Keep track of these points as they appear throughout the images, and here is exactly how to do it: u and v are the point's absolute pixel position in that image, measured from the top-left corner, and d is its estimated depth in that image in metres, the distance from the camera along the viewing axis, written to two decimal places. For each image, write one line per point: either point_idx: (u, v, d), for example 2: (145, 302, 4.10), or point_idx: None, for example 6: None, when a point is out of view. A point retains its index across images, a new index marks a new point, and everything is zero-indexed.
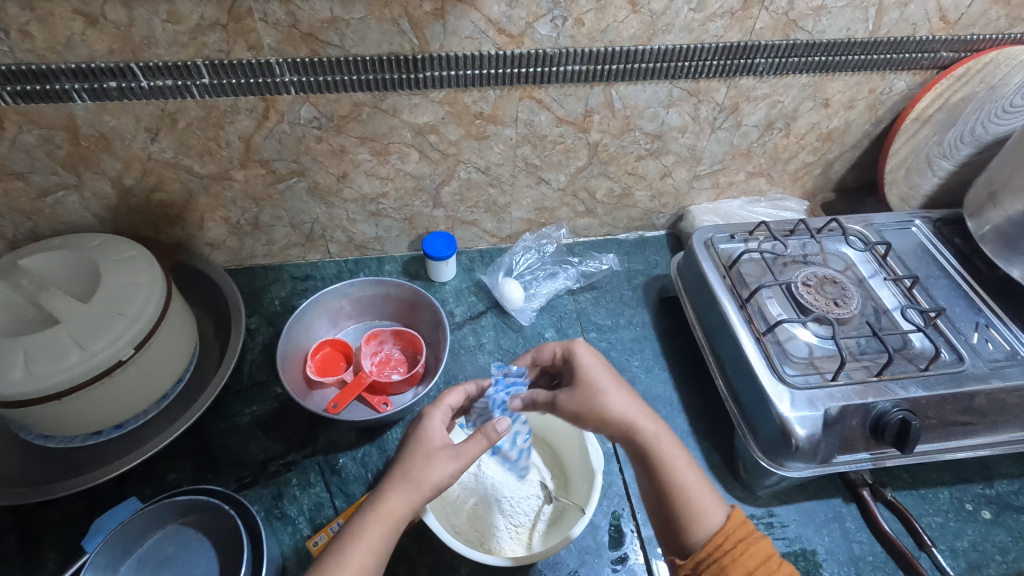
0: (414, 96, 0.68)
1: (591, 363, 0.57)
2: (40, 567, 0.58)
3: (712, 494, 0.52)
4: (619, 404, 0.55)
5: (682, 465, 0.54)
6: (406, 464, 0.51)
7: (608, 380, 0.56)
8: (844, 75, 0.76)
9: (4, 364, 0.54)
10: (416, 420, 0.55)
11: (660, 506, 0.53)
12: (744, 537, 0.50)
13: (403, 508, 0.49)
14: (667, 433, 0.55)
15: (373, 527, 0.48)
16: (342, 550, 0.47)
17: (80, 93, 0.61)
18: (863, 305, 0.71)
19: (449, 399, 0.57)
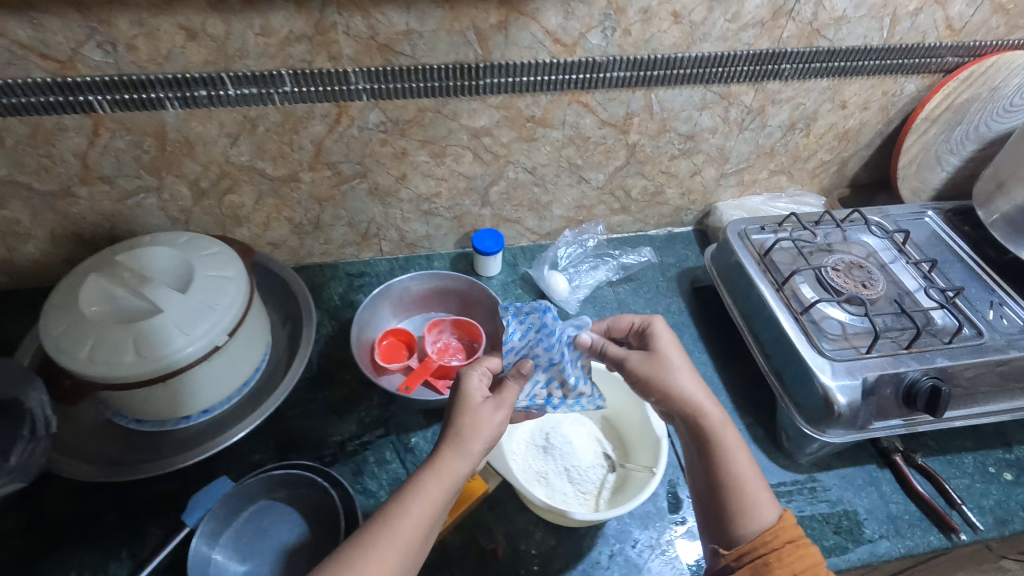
0: (473, 102, 0.74)
1: (667, 338, 0.63)
2: (143, 541, 0.63)
3: (767, 494, 0.56)
4: (688, 383, 0.59)
5: (744, 460, 0.58)
6: (459, 424, 0.55)
7: (679, 358, 0.61)
8: (860, 79, 0.83)
9: (117, 348, 0.59)
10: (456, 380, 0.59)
11: (713, 495, 0.57)
12: (794, 541, 0.53)
13: (460, 466, 0.54)
14: (731, 424, 0.59)
15: (436, 484, 0.52)
16: (405, 500, 0.51)
17: (172, 101, 0.66)
18: (888, 287, 0.77)
19: (489, 364, 0.62)
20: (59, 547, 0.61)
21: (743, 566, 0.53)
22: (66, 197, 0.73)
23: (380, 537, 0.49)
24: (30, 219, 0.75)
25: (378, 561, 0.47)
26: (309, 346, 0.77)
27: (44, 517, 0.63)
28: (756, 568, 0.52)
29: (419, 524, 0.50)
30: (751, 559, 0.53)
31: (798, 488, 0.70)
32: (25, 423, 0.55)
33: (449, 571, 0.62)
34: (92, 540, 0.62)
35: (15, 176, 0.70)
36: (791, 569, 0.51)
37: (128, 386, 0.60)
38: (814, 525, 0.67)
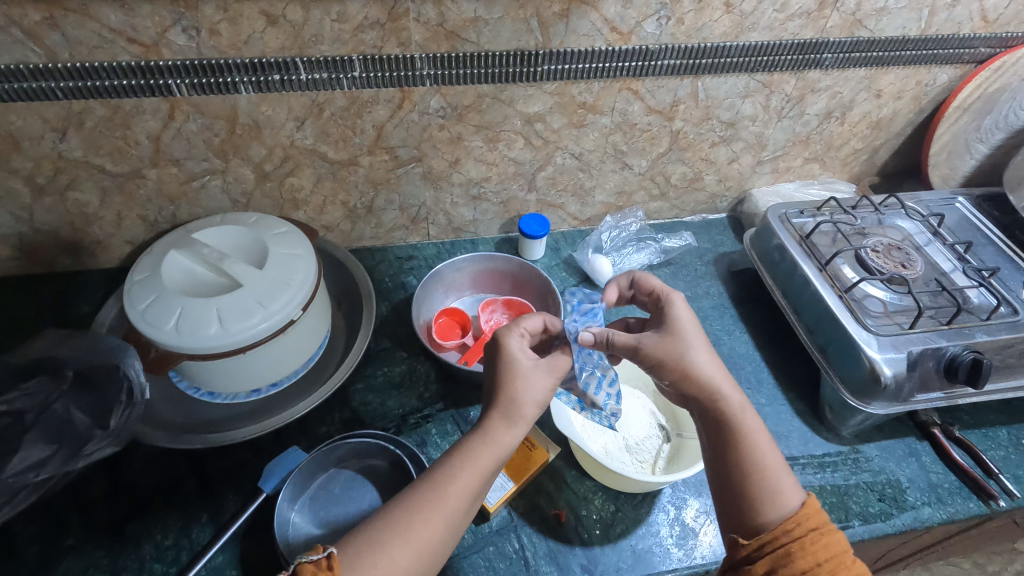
0: (529, 88, 0.76)
1: (685, 316, 0.60)
2: (221, 506, 0.65)
3: (790, 479, 0.55)
4: (705, 363, 0.57)
5: (765, 445, 0.55)
6: (509, 389, 0.55)
7: (696, 336, 0.59)
8: (896, 68, 0.86)
9: (202, 322, 0.61)
10: (499, 344, 0.58)
11: (731, 483, 0.55)
12: (819, 529, 0.51)
13: (508, 433, 0.54)
14: (750, 408, 0.57)
15: (485, 453, 0.53)
16: (453, 469, 0.52)
17: (246, 85, 0.69)
18: (926, 268, 0.80)
19: (528, 324, 0.62)
20: (143, 511, 0.64)
21: (763, 556, 0.51)
22: (135, 179, 0.76)
23: (428, 505, 0.50)
24: (99, 200, 0.77)
25: (426, 528, 0.49)
26: (370, 324, 0.79)
27: (126, 485, 0.65)
28: (777, 558, 0.50)
29: (467, 492, 0.51)
30: (770, 550, 0.51)
31: (842, 459, 0.74)
32: (122, 390, 0.60)
33: (516, 535, 0.65)
34: (173, 505, 0.64)
35: (90, 158, 0.72)
36: (815, 559, 0.49)
37: (211, 357, 0.62)
38: (859, 492, 0.71)
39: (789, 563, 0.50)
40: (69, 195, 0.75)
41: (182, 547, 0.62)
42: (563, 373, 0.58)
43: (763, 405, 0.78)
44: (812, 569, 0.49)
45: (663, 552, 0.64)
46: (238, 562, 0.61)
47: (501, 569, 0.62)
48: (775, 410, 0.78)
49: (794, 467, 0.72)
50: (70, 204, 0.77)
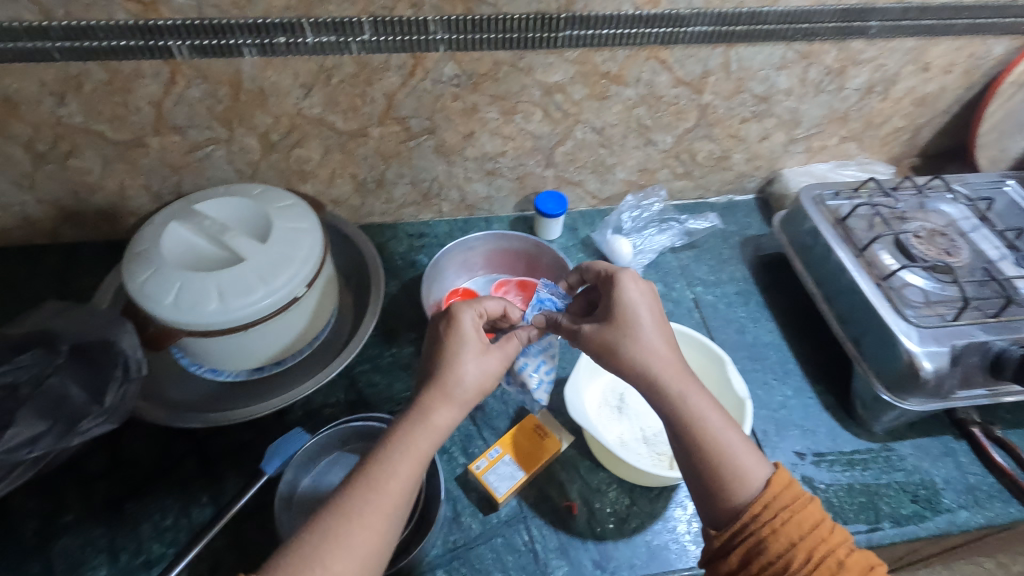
0: (549, 55, 0.71)
1: (628, 296, 0.58)
2: (222, 486, 0.63)
3: (753, 454, 0.53)
4: (653, 344, 0.56)
5: (716, 425, 0.53)
6: (449, 373, 0.53)
7: (635, 315, 0.57)
8: (948, 39, 0.79)
9: (201, 297, 0.58)
10: (450, 323, 0.56)
11: (692, 470, 0.53)
12: (790, 504, 0.50)
13: (447, 418, 0.52)
14: (696, 388, 0.54)
15: (423, 439, 0.51)
16: (391, 459, 0.49)
17: (249, 48, 0.65)
18: (972, 255, 0.75)
19: (489, 305, 0.61)
20: (143, 490, 0.62)
21: (737, 545, 0.50)
22: (137, 147, 0.73)
23: (366, 503, 0.47)
24: (100, 169, 0.74)
25: (367, 529, 0.46)
26: (378, 303, 0.76)
27: (127, 462, 0.64)
28: (751, 546, 0.49)
29: (405, 484, 0.49)
30: (743, 538, 0.50)
31: (873, 456, 0.69)
32: (118, 365, 0.58)
33: (526, 526, 0.62)
34: (173, 485, 0.63)
35: (90, 124, 0.69)
36: (788, 540, 0.48)
37: (213, 334, 0.59)
38: (890, 493, 0.67)
39: (764, 549, 0.48)
40: (70, 163, 0.73)
41: (181, 528, 0.60)
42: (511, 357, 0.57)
43: (789, 397, 0.74)
44: (787, 552, 0.47)
45: (681, 550, 0.61)
46: (238, 545, 0.59)
47: (509, 562, 0.60)
48: (802, 403, 0.74)
49: (821, 463, 0.68)
50: (71, 173, 0.74)
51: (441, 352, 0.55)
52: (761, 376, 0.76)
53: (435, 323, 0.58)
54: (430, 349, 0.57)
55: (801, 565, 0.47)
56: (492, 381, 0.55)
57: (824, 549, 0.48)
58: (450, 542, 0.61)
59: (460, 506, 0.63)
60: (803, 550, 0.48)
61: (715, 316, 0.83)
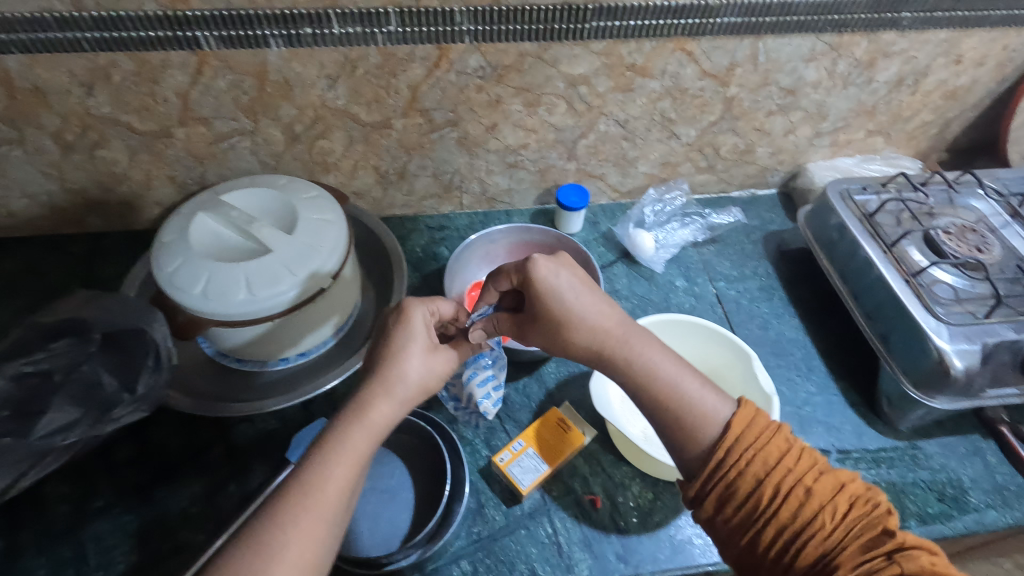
0: (575, 47, 0.71)
1: (548, 294, 0.56)
2: (248, 475, 0.64)
3: (713, 397, 0.53)
4: (596, 321, 0.56)
5: (666, 379, 0.54)
6: (388, 368, 0.52)
7: (561, 312, 0.56)
8: (982, 31, 0.77)
9: (229, 287, 0.59)
10: (402, 319, 0.55)
11: (657, 426, 0.54)
12: (756, 441, 0.50)
13: (385, 414, 0.51)
14: (644, 350, 0.56)
15: (359, 436, 0.49)
16: (326, 458, 0.48)
17: (276, 39, 0.65)
18: (1003, 252, 0.73)
19: (440, 307, 0.60)
20: (171, 477, 0.63)
21: (710, 491, 0.50)
22: (163, 138, 0.73)
23: (300, 508, 0.45)
24: (127, 159, 0.75)
25: (299, 535, 0.44)
26: (401, 296, 0.76)
27: (154, 449, 0.65)
28: (724, 489, 0.49)
29: (344, 484, 0.47)
30: (716, 484, 0.50)
31: (899, 454, 0.69)
32: (149, 352, 0.59)
33: (549, 519, 0.62)
34: (200, 472, 0.63)
35: (118, 114, 0.70)
36: (754, 475, 0.48)
37: (241, 323, 0.60)
38: (916, 491, 0.66)
39: (735, 490, 0.49)
40: (97, 153, 0.73)
41: (209, 515, 0.61)
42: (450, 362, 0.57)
43: (813, 394, 0.74)
44: (756, 488, 0.48)
45: (704, 545, 0.61)
46: None
47: (533, 554, 0.60)
48: (826, 400, 0.73)
49: (846, 460, 0.68)
50: (99, 163, 0.75)
51: (384, 348, 0.54)
52: (784, 372, 0.75)
53: (385, 318, 0.58)
54: (373, 347, 0.56)
55: (770, 499, 0.47)
56: (435, 381, 0.55)
57: (791, 480, 0.47)
58: (474, 533, 0.61)
59: (484, 498, 0.63)
60: (771, 484, 0.48)
61: (738, 312, 0.82)
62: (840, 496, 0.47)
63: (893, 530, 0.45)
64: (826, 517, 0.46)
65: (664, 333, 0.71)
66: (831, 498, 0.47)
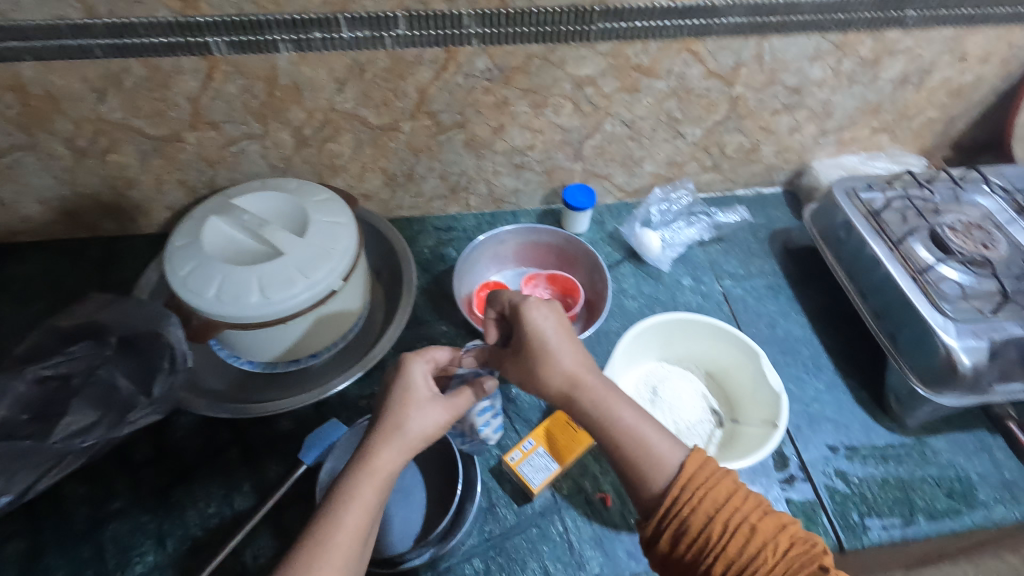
0: (582, 49, 0.71)
1: (534, 330, 0.58)
2: (263, 476, 0.64)
3: (670, 440, 0.55)
4: (565, 363, 0.57)
5: (629, 421, 0.55)
6: (397, 417, 0.54)
7: (543, 346, 0.58)
8: (986, 28, 0.78)
9: (242, 290, 0.59)
10: (401, 370, 0.57)
11: (616, 468, 0.55)
12: (705, 480, 0.50)
13: (390, 462, 0.52)
14: (609, 393, 0.57)
15: (367, 486, 0.50)
16: (336, 510, 0.49)
17: (287, 44, 0.66)
18: (1009, 249, 0.74)
19: (438, 354, 0.59)
20: (188, 478, 0.64)
21: (665, 529, 0.50)
22: (174, 142, 0.74)
23: (311, 560, 0.46)
24: (138, 163, 0.76)
25: None
26: (410, 297, 0.77)
27: (169, 450, 0.65)
28: (676, 528, 0.50)
29: (354, 533, 0.48)
30: (670, 523, 0.50)
31: (907, 451, 0.69)
32: (165, 356, 0.59)
33: (561, 517, 0.63)
34: (215, 473, 0.64)
35: (130, 119, 0.70)
36: (704, 514, 0.49)
37: (254, 326, 0.61)
38: (925, 487, 0.66)
39: (687, 528, 0.49)
40: (110, 157, 0.74)
41: (224, 515, 0.61)
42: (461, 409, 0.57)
43: (821, 391, 0.74)
44: (706, 526, 0.48)
45: None
46: (281, 532, 0.60)
47: (544, 552, 0.61)
48: (834, 397, 0.73)
49: (855, 457, 0.68)
50: (111, 167, 0.76)
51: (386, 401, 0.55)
52: (791, 369, 0.76)
53: (387, 373, 0.59)
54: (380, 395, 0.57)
55: (718, 537, 0.48)
56: (438, 429, 0.55)
57: (737, 517, 0.48)
58: (486, 531, 0.62)
59: (495, 497, 0.64)
60: (720, 521, 0.48)
61: (745, 310, 0.82)
62: (783, 536, 0.48)
63: (827, 567, 0.46)
64: (768, 553, 0.47)
65: (671, 332, 0.71)
66: (774, 535, 0.48)
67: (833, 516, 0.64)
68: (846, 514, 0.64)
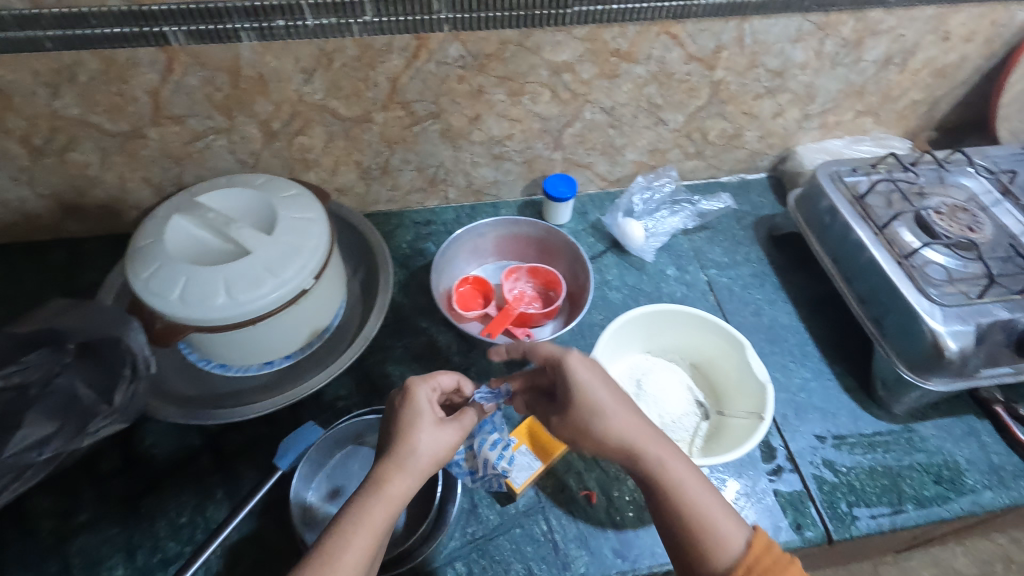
0: (557, 33, 0.69)
1: (586, 382, 0.54)
2: (238, 482, 0.62)
3: (729, 514, 0.51)
4: (620, 423, 0.53)
5: (691, 489, 0.52)
6: (406, 440, 0.50)
7: (601, 400, 0.54)
8: (969, 6, 0.76)
9: (209, 291, 0.57)
10: (407, 394, 0.53)
11: (671, 539, 0.51)
12: (770, 564, 0.48)
13: (404, 486, 0.48)
14: (671, 454, 0.53)
15: (378, 509, 0.46)
16: (344, 534, 0.45)
17: (248, 32, 0.63)
18: (995, 230, 0.73)
19: (441, 379, 0.57)
20: (159, 487, 0.61)
21: None
22: (136, 139, 0.71)
23: None
24: (100, 161, 0.73)
25: None
26: (387, 293, 0.75)
27: (139, 459, 0.63)
28: None
29: (364, 559, 0.45)
30: None
31: (895, 438, 0.68)
32: (126, 363, 0.57)
33: (545, 516, 0.61)
34: (187, 481, 0.62)
35: (87, 115, 0.67)
36: None
37: (222, 328, 0.58)
38: (913, 475, 0.66)
39: None
40: (68, 156, 0.71)
41: (197, 525, 0.59)
42: (466, 430, 0.54)
43: (808, 380, 0.73)
44: None
45: None
46: (256, 541, 0.59)
47: (528, 552, 0.59)
48: (821, 385, 0.72)
49: (842, 446, 0.68)
50: (70, 166, 0.72)
51: (396, 423, 0.52)
52: (778, 358, 0.75)
53: (389, 396, 0.55)
54: (385, 417, 0.54)
55: None
56: (447, 453, 0.52)
57: None
58: (468, 533, 0.60)
59: (477, 497, 0.62)
60: None
61: (731, 299, 0.81)
62: None
63: None
64: None
65: (654, 325, 0.69)
66: None
67: (821, 507, 0.63)
68: (834, 504, 0.63)
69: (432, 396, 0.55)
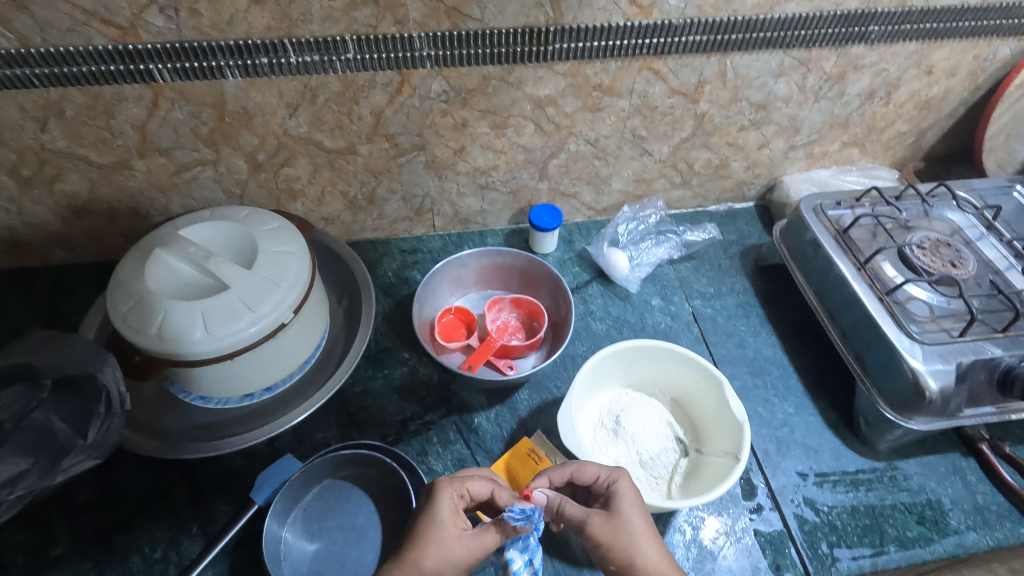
0: (539, 69, 0.70)
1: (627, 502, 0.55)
2: (212, 518, 0.62)
3: None
4: (648, 557, 0.52)
5: None
6: (414, 553, 0.52)
7: (638, 520, 0.54)
8: (951, 42, 0.77)
9: (186, 325, 0.57)
10: (430, 499, 0.55)
11: None
12: None
13: None
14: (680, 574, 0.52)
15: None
16: None
17: (232, 70, 0.64)
18: (978, 266, 0.73)
19: (471, 485, 0.56)
20: (132, 521, 0.61)
21: None
22: (123, 170, 0.72)
23: None
24: (88, 192, 0.74)
25: None
26: (369, 323, 0.75)
27: (116, 492, 0.63)
28: None
29: None
30: None
31: (878, 476, 0.68)
32: (101, 400, 0.57)
33: None
34: (161, 514, 0.62)
35: (74, 148, 0.68)
36: None
37: (198, 362, 0.59)
38: (896, 515, 0.65)
39: None
40: (56, 186, 0.72)
41: (170, 561, 0.59)
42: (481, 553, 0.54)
43: (790, 415, 0.72)
44: None
45: None
46: None
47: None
48: (804, 420, 0.72)
49: (824, 484, 0.67)
50: (58, 196, 0.73)
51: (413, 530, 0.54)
52: (761, 393, 0.74)
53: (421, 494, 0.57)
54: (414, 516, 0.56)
55: None
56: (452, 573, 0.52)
57: None
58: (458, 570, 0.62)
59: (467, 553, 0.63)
60: None
61: (715, 330, 0.81)
62: None
63: None
64: None
65: (634, 359, 0.69)
66: None
67: (801, 547, 0.62)
68: (815, 545, 0.62)
69: (456, 507, 0.55)
